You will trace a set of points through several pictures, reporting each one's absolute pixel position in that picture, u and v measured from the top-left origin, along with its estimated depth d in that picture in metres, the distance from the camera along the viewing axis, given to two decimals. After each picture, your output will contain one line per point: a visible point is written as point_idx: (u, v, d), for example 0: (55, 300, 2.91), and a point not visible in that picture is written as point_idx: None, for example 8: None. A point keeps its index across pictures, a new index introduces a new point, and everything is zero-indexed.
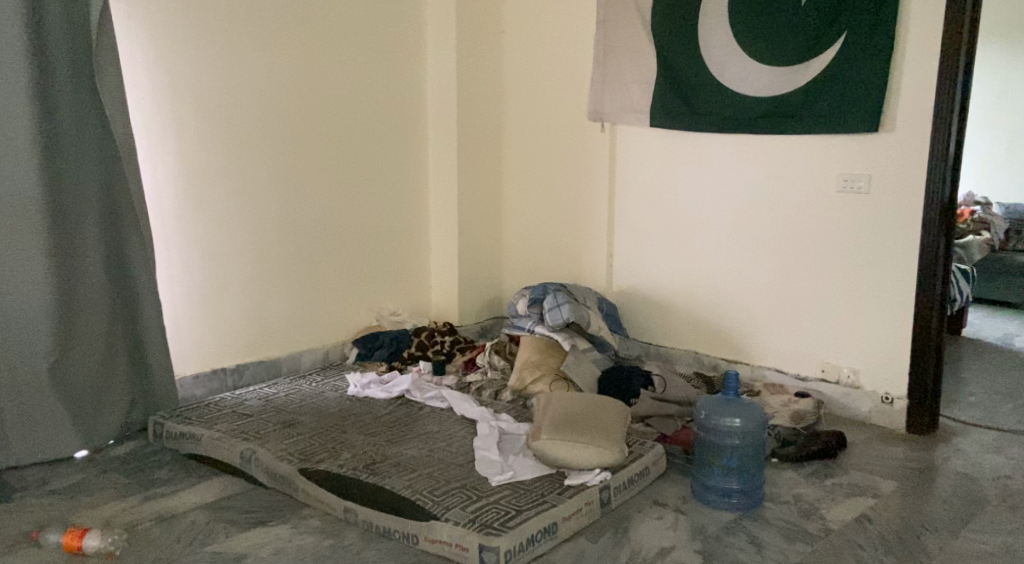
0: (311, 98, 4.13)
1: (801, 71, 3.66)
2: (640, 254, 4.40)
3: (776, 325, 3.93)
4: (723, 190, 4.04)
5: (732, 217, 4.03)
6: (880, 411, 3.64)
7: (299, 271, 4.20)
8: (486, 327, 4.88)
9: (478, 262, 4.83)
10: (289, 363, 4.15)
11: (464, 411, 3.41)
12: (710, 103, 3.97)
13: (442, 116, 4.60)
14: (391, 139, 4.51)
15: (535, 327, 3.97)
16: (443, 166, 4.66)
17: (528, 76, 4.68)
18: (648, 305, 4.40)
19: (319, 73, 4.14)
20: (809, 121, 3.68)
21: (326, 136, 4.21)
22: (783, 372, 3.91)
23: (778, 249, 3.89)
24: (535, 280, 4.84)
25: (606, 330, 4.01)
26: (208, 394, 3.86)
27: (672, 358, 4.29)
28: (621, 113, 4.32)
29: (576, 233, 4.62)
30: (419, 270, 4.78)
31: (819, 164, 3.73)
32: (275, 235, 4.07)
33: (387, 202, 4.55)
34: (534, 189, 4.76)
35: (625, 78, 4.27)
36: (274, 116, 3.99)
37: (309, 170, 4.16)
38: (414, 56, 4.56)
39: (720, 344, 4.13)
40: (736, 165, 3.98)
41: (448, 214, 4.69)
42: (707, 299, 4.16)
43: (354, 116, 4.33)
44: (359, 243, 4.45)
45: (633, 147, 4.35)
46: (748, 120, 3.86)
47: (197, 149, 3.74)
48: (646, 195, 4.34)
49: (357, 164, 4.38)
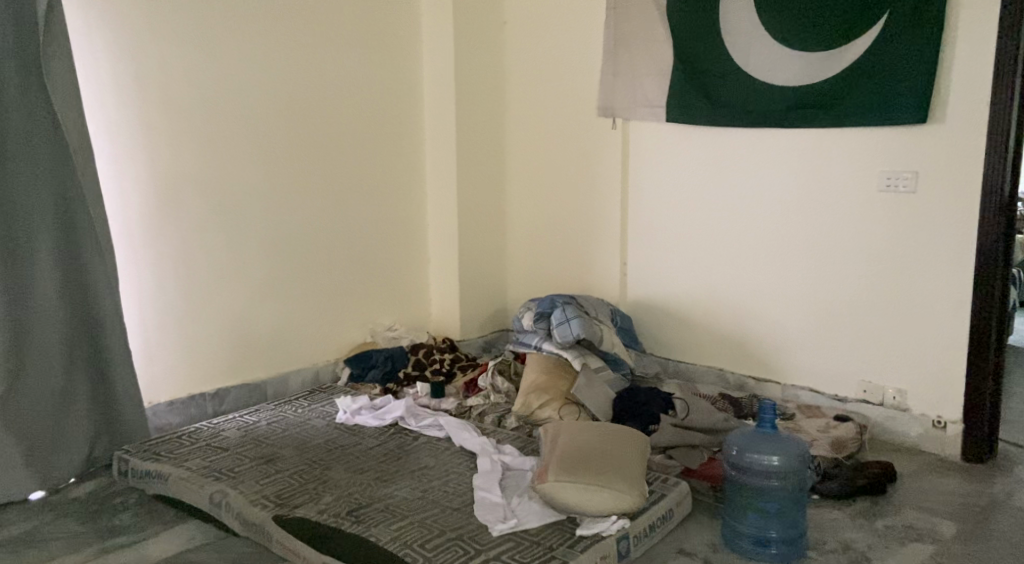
0: (296, 97, 3.78)
1: (836, 57, 3.29)
2: (657, 263, 4.03)
3: (811, 339, 3.56)
4: (747, 192, 3.68)
5: (759, 222, 3.66)
6: (931, 437, 3.25)
7: (286, 284, 3.84)
8: (490, 342, 4.53)
9: (482, 272, 4.47)
10: (275, 386, 3.80)
11: (463, 441, 3.04)
12: (734, 94, 3.60)
13: (441, 114, 4.25)
14: (385, 139, 4.16)
15: (542, 344, 3.63)
16: (442, 168, 4.30)
17: (532, 70, 4.32)
18: (666, 317, 4.02)
19: (303, 69, 3.79)
20: (847, 112, 3.31)
21: (313, 137, 3.87)
22: (820, 393, 3.54)
23: (812, 256, 3.52)
24: (543, 289, 4.47)
25: (621, 347, 3.64)
26: (185, 422, 3.51)
27: (694, 375, 3.92)
28: (635, 108, 3.95)
29: (587, 239, 4.25)
30: (417, 281, 4.42)
31: (857, 162, 3.36)
32: (258, 245, 3.72)
33: (380, 206, 4.19)
34: (541, 193, 4.39)
35: (639, 69, 3.91)
36: (255, 117, 3.65)
37: (294, 175, 3.81)
38: (408, 50, 4.20)
39: (748, 360, 3.76)
40: (763, 163, 3.61)
41: (449, 220, 4.33)
42: (732, 312, 3.79)
43: (344, 115, 3.97)
44: (351, 252, 4.09)
45: (648, 146, 3.98)
46: (778, 110, 3.48)
47: (168, 153, 3.40)
48: (663, 197, 3.96)
49: (348, 168, 4.02)
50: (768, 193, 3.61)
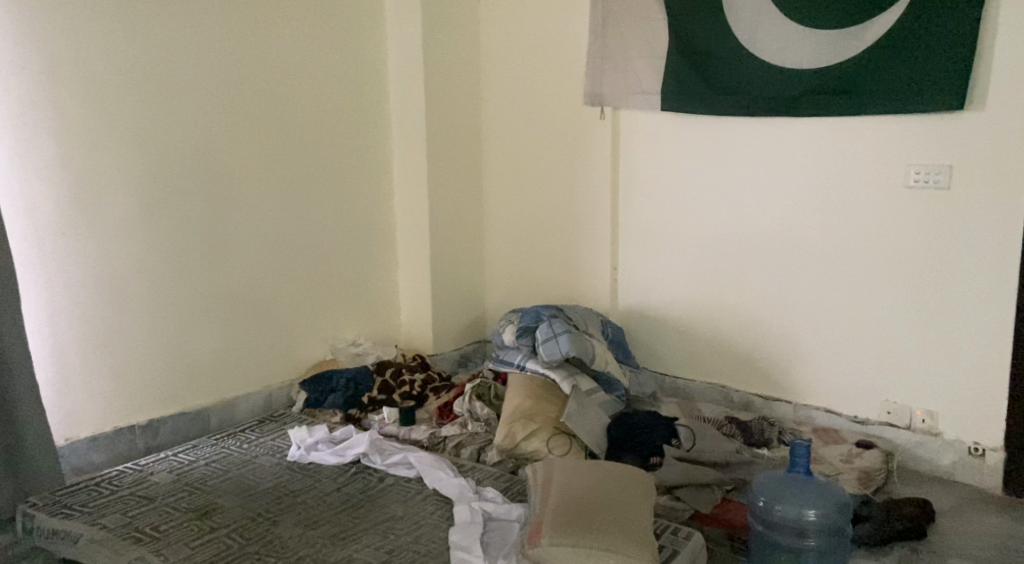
0: (241, 85, 3.33)
1: (857, 36, 2.90)
2: (650, 268, 3.62)
3: (827, 354, 3.17)
4: (751, 189, 3.28)
5: (766, 222, 3.26)
6: (967, 466, 2.87)
7: (234, 297, 3.39)
8: (465, 356, 4.11)
9: (456, 279, 4.04)
10: (219, 415, 3.35)
11: (437, 485, 2.61)
12: (737, 79, 3.20)
13: (409, 104, 3.81)
14: (345, 132, 3.71)
15: (526, 363, 3.21)
16: (410, 164, 3.87)
17: (510, 54, 3.88)
18: (662, 329, 3.62)
19: (248, 52, 3.34)
20: (868, 98, 2.92)
21: (262, 131, 3.41)
22: (837, 415, 3.14)
23: (826, 261, 3.13)
24: (524, 297, 4.05)
25: (614, 364, 3.23)
26: (111, 461, 3.06)
27: (693, 393, 3.53)
28: (625, 96, 3.54)
29: (573, 242, 3.83)
30: (384, 289, 3.98)
31: (877, 154, 2.97)
32: (199, 254, 3.26)
33: (340, 208, 3.74)
34: (521, 191, 3.97)
35: (629, 52, 3.50)
36: (193, 107, 3.19)
37: (241, 173, 3.36)
38: (369, 32, 3.76)
39: (755, 377, 3.37)
40: (771, 157, 3.22)
41: (418, 222, 3.89)
42: (736, 323, 3.39)
43: (296, 106, 3.52)
44: (308, 259, 3.65)
45: (639, 138, 3.57)
46: (789, 97, 3.09)
47: (87, 148, 2.93)
48: (657, 196, 3.55)
49: (303, 164, 3.58)
50: (776, 190, 3.22)
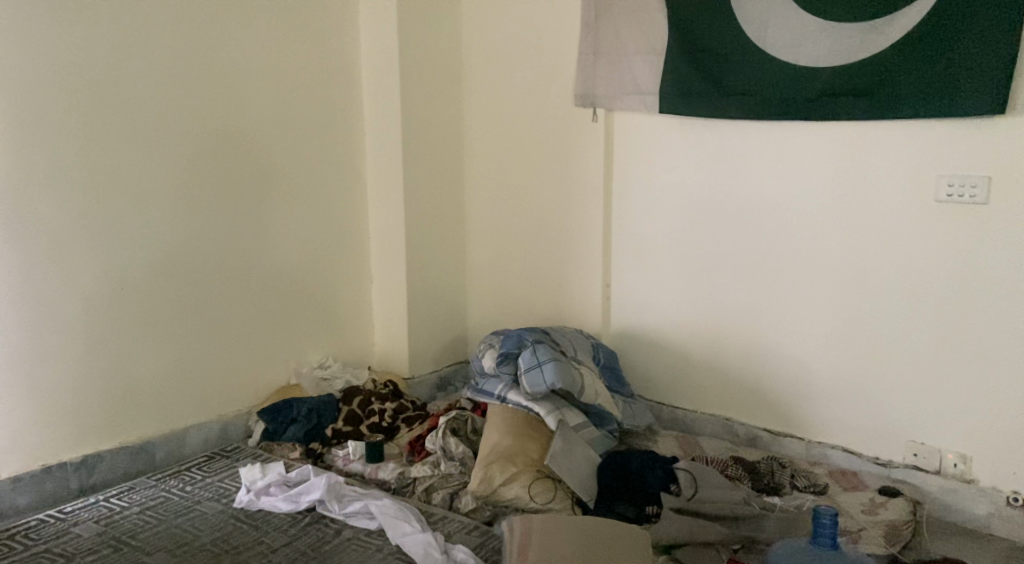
0: (194, 81, 2.99)
1: (883, 29, 2.58)
2: (646, 287, 3.29)
3: (845, 386, 2.84)
4: (759, 201, 2.96)
5: (776, 238, 2.94)
6: (1004, 518, 2.55)
7: (184, 318, 3.05)
8: (444, 379, 3.77)
9: (434, 296, 3.70)
10: (165, 449, 3.00)
11: (402, 542, 2.28)
12: (745, 78, 2.87)
13: (383, 103, 3.48)
14: (312, 134, 3.38)
15: (507, 394, 2.88)
16: (384, 169, 3.53)
17: (494, 50, 3.55)
18: (659, 354, 3.28)
19: (202, 45, 3.00)
20: (895, 100, 2.60)
21: (218, 132, 3.08)
22: (856, 455, 2.82)
23: (844, 282, 2.81)
24: (509, 315, 3.72)
25: (606, 396, 2.90)
26: (38, 503, 2.73)
27: (693, 425, 3.20)
28: (620, 97, 3.21)
29: (561, 257, 3.50)
30: (356, 307, 3.63)
31: (903, 163, 2.65)
32: (143, 270, 2.92)
33: (307, 218, 3.40)
34: (506, 200, 3.63)
35: (624, 48, 3.16)
36: (138, 105, 2.85)
37: (193, 179, 3.02)
38: (339, 24, 3.42)
39: (762, 409, 3.04)
40: (783, 167, 2.89)
41: (393, 233, 3.56)
42: (742, 349, 3.06)
43: (258, 105, 3.19)
44: (271, 274, 3.31)
45: (635, 143, 3.24)
46: (804, 98, 2.77)
47: (10, 149, 2.59)
48: (654, 208, 3.22)
49: (265, 169, 3.24)
50: (788, 203, 2.89)
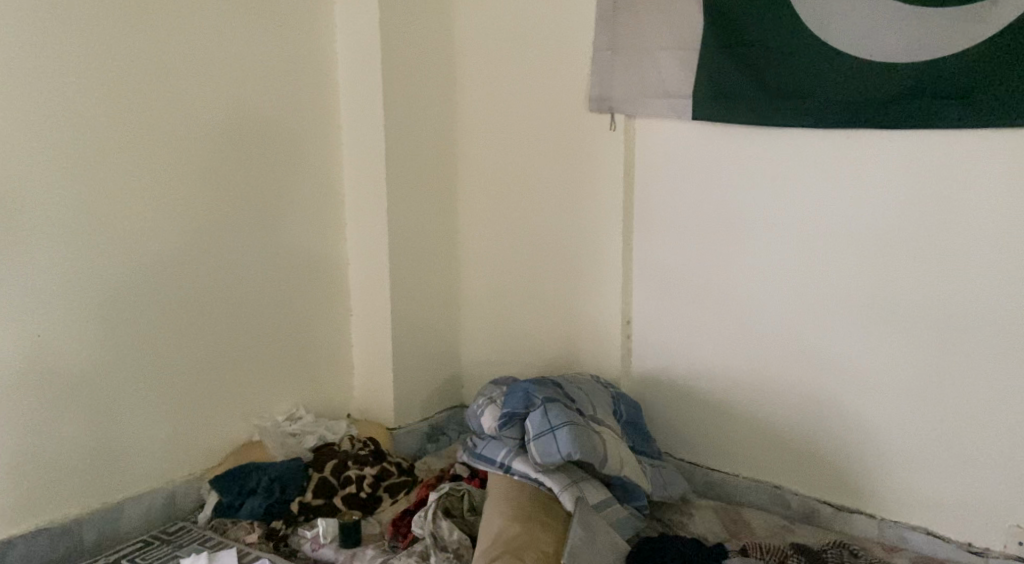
0: (127, 84, 2.47)
1: (980, 16, 2.13)
2: (676, 326, 2.77)
3: (926, 456, 2.36)
4: (818, 227, 2.45)
5: (838, 273, 2.44)
6: None
7: (120, 369, 2.52)
8: (436, 427, 3.24)
9: (424, 332, 3.17)
10: (97, 528, 2.48)
11: None
12: (803, 76, 2.38)
13: (362, 108, 2.95)
14: (279, 145, 2.85)
15: (512, 463, 2.36)
16: (363, 187, 3.00)
17: (493, 46, 3.03)
18: (692, 405, 2.77)
19: (139, 40, 2.48)
20: (995, 106, 2.15)
21: (161, 145, 2.55)
22: (944, 541, 2.35)
23: (924, 328, 2.33)
24: (511, 354, 3.19)
25: (632, 465, 2.38)
26: None
27: (735, 492, 2.69)
28: (641, 100, 2.69)
29: (573, 289, 2.97)
30: (332, 347, 3.10)
31: (1003, 189, 2.19)
32: (60, 315, 2.39)
33: (272, 244, 2.87)
34: (507, 223, 3.11)
35: (648, 42, 2.65)
36: (53, 112, 2.34)
37: (127, 203, 2.50)
38: (310, 15, 2.90)
39: (822, 477, 2.54)
40: (844, 188, 2.40)
41: (374, 261, 3.03)
42: (796, 407, 2.56)
43: (212, 110, 2.66)
44: (230, 314, 2.78)
45: (662, 157, 2.72)
46: (878, 102, 2.29)
47: None
48: (685, 231, 2.70)
49: (219, 189, 2.71)
50: (853, 230, 2.40)
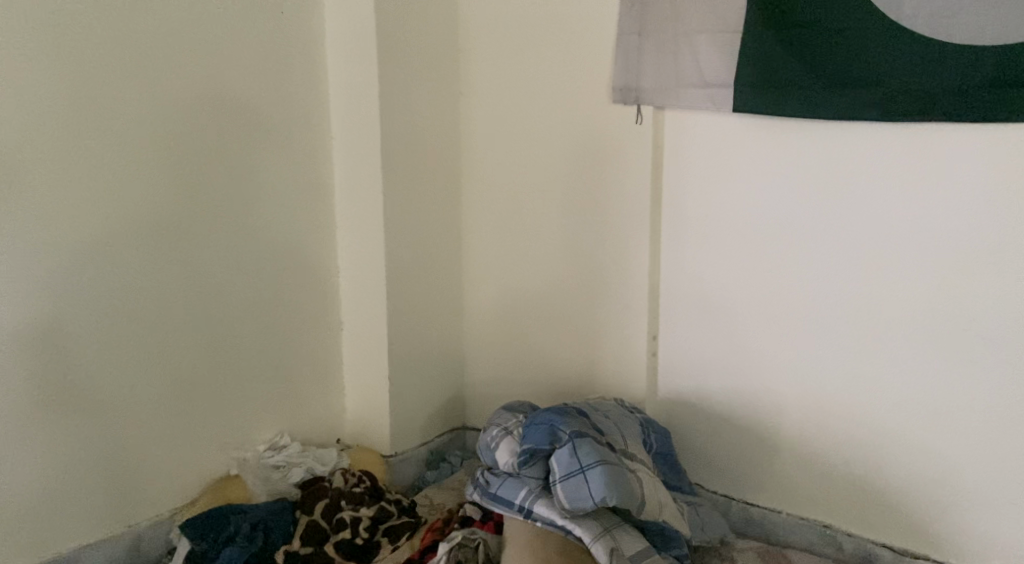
0: (85, 71, 2.12)
1: None
2: (711, 344, 2.46)
3: (1004, 498, 2.09)
4: (881, 236, 2.17)
5: (903, 288, 2.16)
6: None
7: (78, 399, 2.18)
8: (436, 453, 2.91)
9: (424, 350, 2.84)
10: None
11: None
12: (867, 62, 2.08)
13: (356, 98, 2.61)
14: (262, 138, 2.50)
15: (535, 506, 2.06)
16: (357, 188, 2.66)
17: (504, 29, 2.70)
18: (730, 432, 2.46)
19: (98, 19, 2.13)
20: None
21: (125, 141, 2.21)
22: None
23: (1006, 354, 2.06)
24: (521, 372, 2.87)
25: (671, 507, 2.09)
26: None
27: (778, 530, 2.40)
28: (671, 89, 2.38)
29: (593, 301, 2.66)
30: (322, 366, 2.76)
31: None
32: (5, 338, 2.06)
33: (256, 252, 2.53)
34: (518, 226, 2.79)
35: (685, 25, 2.33)
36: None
37: (86, 207, 2.16)
38: None
39: (880, 517, 2.26)
40: (913, 191, 2.11)
41: (369, 270, 2.69)
42: (852, 438, 2.28)
43: (184, 98, 2.31)
44: (208, 333, 2.43)
45: (698, 153, 2.40)
46: (955, 93, 2.00)
47: None
48: (725, 237, 2.39)
49: (194, 191, 2.36)
50: (922, 240, 2.12)
